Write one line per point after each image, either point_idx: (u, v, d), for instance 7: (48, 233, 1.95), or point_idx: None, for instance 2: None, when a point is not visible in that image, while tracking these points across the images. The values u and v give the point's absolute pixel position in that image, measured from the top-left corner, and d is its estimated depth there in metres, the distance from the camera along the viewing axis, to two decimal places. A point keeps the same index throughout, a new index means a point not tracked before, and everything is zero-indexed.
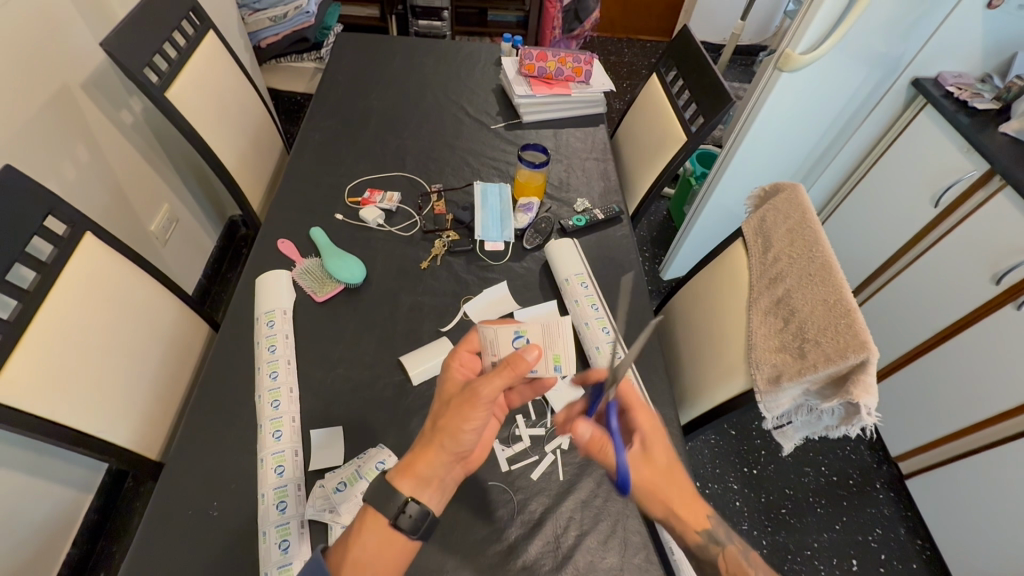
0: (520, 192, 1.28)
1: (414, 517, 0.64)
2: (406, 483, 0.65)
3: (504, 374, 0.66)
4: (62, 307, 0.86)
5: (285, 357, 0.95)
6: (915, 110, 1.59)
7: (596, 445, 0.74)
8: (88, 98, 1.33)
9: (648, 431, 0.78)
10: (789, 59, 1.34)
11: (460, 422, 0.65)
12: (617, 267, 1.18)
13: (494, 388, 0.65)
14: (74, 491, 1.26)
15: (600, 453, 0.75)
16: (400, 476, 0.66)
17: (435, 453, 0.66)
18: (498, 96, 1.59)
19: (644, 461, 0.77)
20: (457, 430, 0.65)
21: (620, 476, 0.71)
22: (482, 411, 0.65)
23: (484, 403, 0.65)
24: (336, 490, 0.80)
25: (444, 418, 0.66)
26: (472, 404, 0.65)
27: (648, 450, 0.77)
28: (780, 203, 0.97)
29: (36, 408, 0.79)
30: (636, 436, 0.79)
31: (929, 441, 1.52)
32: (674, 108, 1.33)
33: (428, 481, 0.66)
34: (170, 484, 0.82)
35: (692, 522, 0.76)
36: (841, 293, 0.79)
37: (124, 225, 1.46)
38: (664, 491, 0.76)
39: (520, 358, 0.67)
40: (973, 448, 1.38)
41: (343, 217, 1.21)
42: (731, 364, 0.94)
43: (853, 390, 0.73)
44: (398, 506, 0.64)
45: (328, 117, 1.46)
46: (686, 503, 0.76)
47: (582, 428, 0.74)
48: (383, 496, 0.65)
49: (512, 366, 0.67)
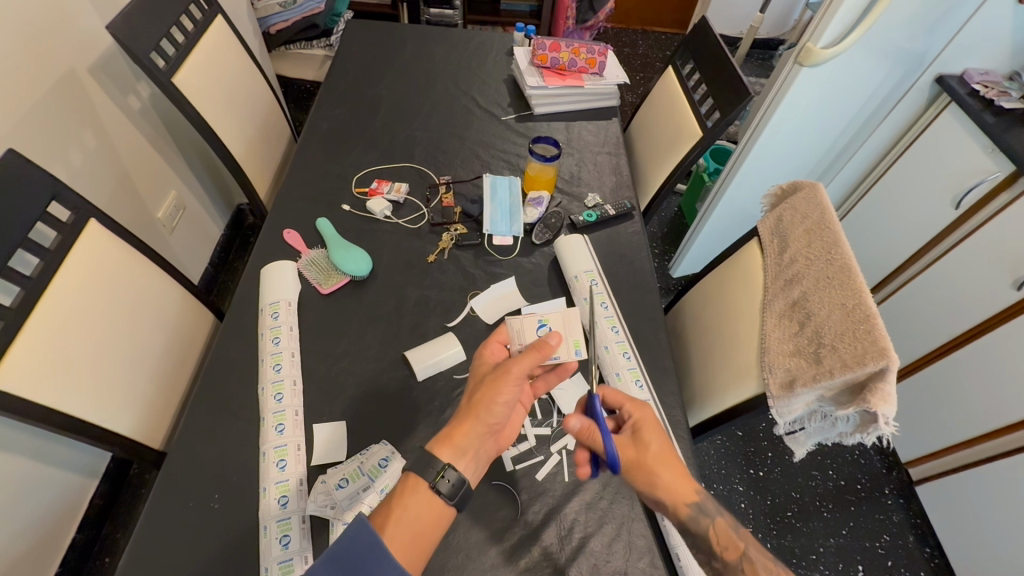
0: (530, 186, 1.25)
1: (452, 483, 0.63)
2: (445, 451, 0.66)
3: (532, 354, 0.72)
4: (66, 294, 0.85)
5: (289, 349, 0.94)
6: (938, 109, 1.54)
7: (586, 434, 0.74)
8: (95, 82, 1.32)
9: (639, 417, 0.79)
10: (810, 53, 1.30)
11: (496, 395, 0.69)
12: (627, 264, 1.16)
13: (523, 365, 0.71)
14: (79, 477, 1.27)
15: (589, 441, 0.75)
16: (439, 445, 0.66)
17: (471, 423, 0.68)
18: (509, 86, 1.56)
19: (632, 444, 0.77)
20: (493, 402, 0.69)
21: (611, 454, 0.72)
22: (513, 386, 0.70)
23: (514, 377, 0.70)
24: (338, 489, 0.78)
25: (481, 392, 0.70)
26: (503, 379, 0.70)
27: (638, 435, 0.77)
28: (797, 203, 0.94)
29: (37, 395, 0.78)
30: (628, 424, 0.80)
31: (940, 448, 1.50)
32: (690, 103, 1.29)
33: (465, 451, 0.67)
34: (172, 476, 0.81)
35: (681, 495, 0.73)
36: (860, 298, 0.76)
37: (130, 211, 1.45)
38: (653, 470, 0.74)
39: (545, 342, 0.73)
40: (987, 456, 1.36)
41: (350, 207, 1.19)
42: (743, 368, 0.92)
43: (870, 399, 0.71)
44: (438, 470, 0.64)
45: (338, 105, 1.43)
46: (674, 478, 0.74)
47: (571, 420, 0.74)
48: (422, 463, 0.65)
49: (541, 348, 0.72)
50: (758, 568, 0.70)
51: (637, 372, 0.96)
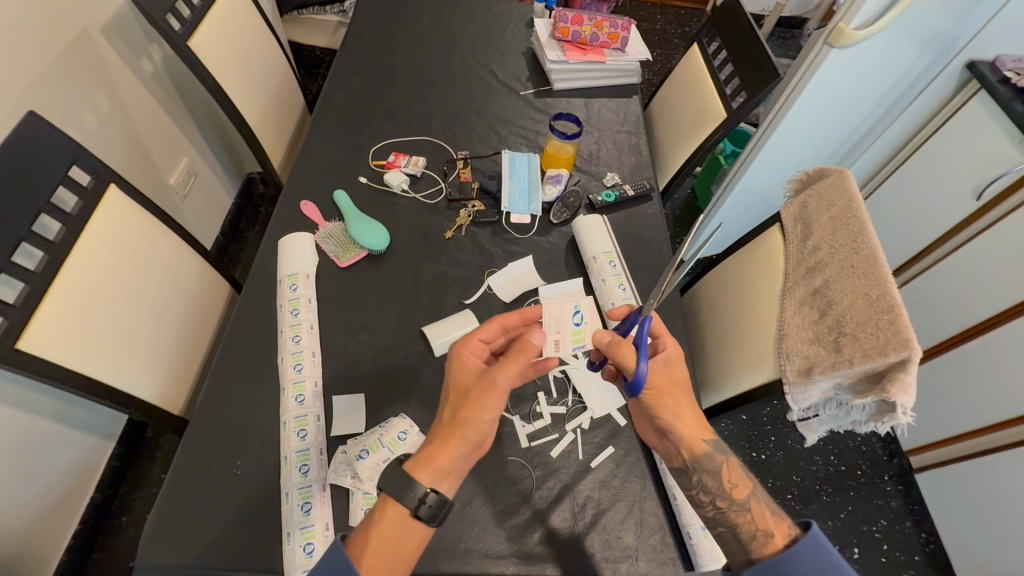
0: (548, 164, 1.24)
1: (434, 507, 0.63)
2: (426, 476, 0.64)
3: (516, 360, 0.69)
4: (88, 260, 0.85)
5: (308, 321, 0.94)
6: (967, 95, 1.51)
7: (617, 348, 0.76)
8: (108, 44, 1.29)
9: (673, 353, 0.79)
10: (840, 34, 1.26)
11: (481, 413, 0.66)
12: (645, 246, 1.15)
13: (508, 375, 0.68)
14: (98, 439, 1.30)
15: (618, 356, 0.76)
16: (419, 468, 0.65)
17: (457, 445, 0.66)
18: (528, 60, 1.52)
19: (664, 370, 0.78)
20: (479, 420, 0.66)
21: (637, 376, 0.73)
22: (499, 401, 0.68)
23: (500, 390, 0.67)
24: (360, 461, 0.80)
25: (464, 410, 0.67)
26: (489, 393, 0.67)
27: (670, 364, 0.78)
28: (822, 189, 0.93)
29: (62, 358, 0.79)
30: (661, 354, 0.80)
31: (951, 436, 1.52)
32: (714, 82, 1.26)
33: (447, 473, 0.66)
34: (195, 442, 0.83)
35: (697, 432, 0.75)
36: (885, 288, 0.76)
37: (143, 177, 1.44)
38: (679, 399, 0.76)
39: (529, 343, 0.70)
40: (996, 446, 1.38)
41: (367, 180, 1.18)
42: (759, 353, 0.92)
43: (890, 389, 0.71)
44: (420, 497, 0.63)
45: (354, 75, 1.41)
46: (691, 416, 0.76)
47: (601, 334, 0.77)
48: (398, 486, 0.63)
49: (524, 352, 0.70)
50: (763, 507, 0.70)
51: None
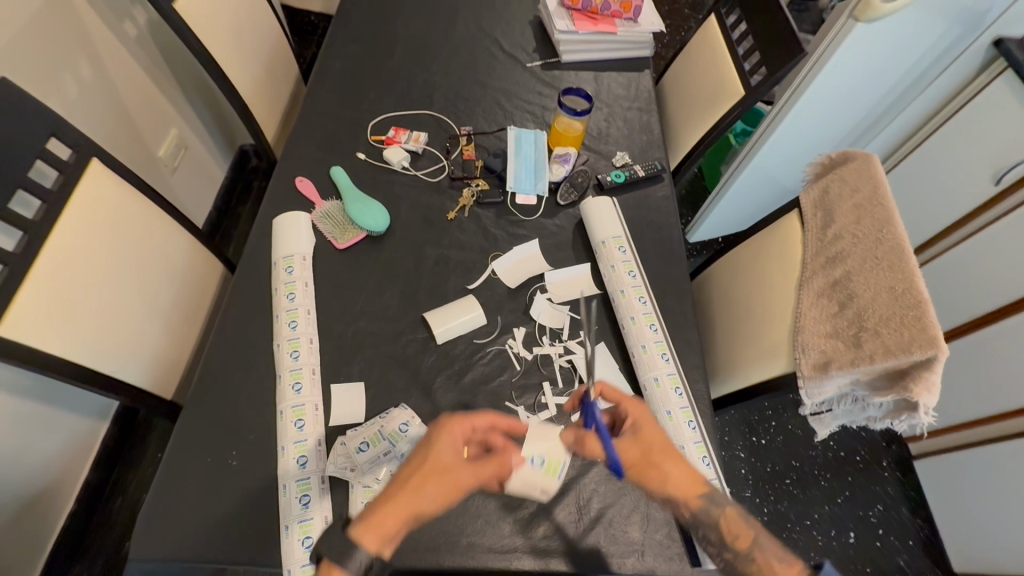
0: (556, 141, 1.18)
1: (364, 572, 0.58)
2: (370, 538, 0.57)
3: (491, 468, 0.64)
4: (70, 240, 0.80)
5: (305, 306, 0.90)
6: (993, 75, 1.45)
7: (583, 445, 0.69)
8: (88, 5, 1.21)
9: (637, 417, 0.72)
10: (867, 7, 1.19)
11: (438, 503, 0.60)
12: (655, 230, 1.11)
13: (470, 476, 0.62)
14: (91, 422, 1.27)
15: (588, 451, 0.69)
16: (363, 529, 0.58)
17: (404, 515, 0.59)
18: (535, 29, 1.44)
19: (635, 443, 0.70)
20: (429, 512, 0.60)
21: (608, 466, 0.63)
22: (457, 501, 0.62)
23: (449, 474, 0.61)
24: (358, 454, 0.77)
25: (423, 494, 0.60)
26: (439, 476, 0.61)
27: (638, 432, 0.70)
28: (846, 173, 0.88)
29: (45, 344, 0.75)
30: (627, 422, 0.73)
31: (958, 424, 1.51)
32: (732, 56, 1.20)
33: (392, 541, 0.59)
34: (188, 431, 0.80)
35: (691, 489, 0.69)
36: (913, 282, 0.72)
37: (130, 149, 1.38)
38: (663, 466, 0.68)
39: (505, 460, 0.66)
40: (1001, 435, 1.37)
41: (365, 156, 1.12)
42: (773, 345, 0.89)
43: (913, 388, 0.69)
44: (360, 562, 0.57)
45: (351, 42, 1.33)
46: (682, 474, 0.69)
47: (564, 436, 0.71)
48: (342, 551, 0.57)
49: (500, 466, 0.65)
50: (769, 556, 0.66)
51: (663, 345, 0.91)
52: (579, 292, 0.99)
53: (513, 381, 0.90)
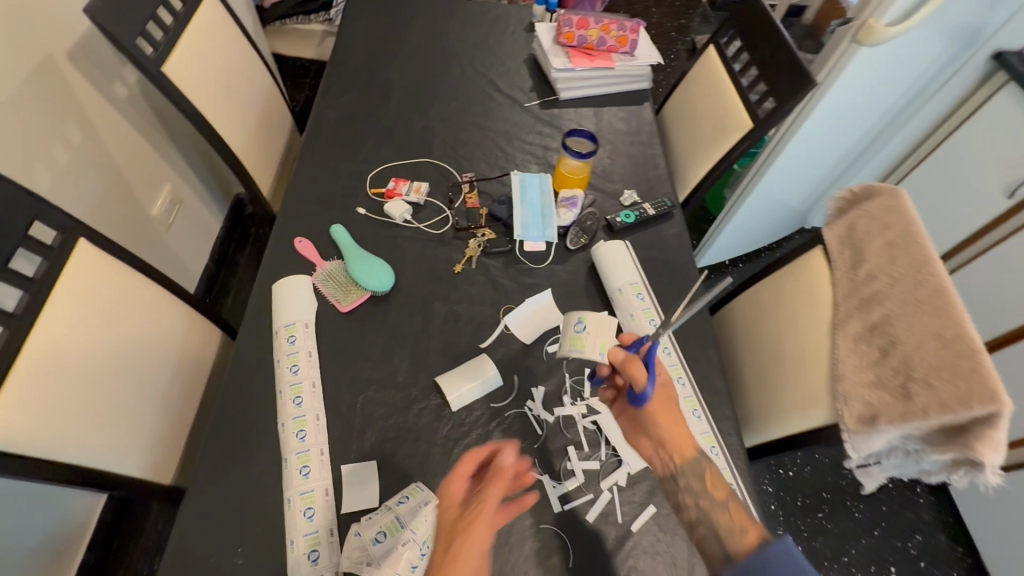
0: (561, 184, 1.14)
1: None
2: None
3: (498, 484, 0.61)
4: (54, 330, 0.75)
5: (310, 378, 0.85)
6: (994, 87, 1.46)
7: (627, 365, 0.72)
8: (75, 70, 1.18)
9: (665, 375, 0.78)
10: (870, 32, 1.17)
11: (465, 551, 0.56)
12: (672, 271, 1.06)
13: (492, 502, 0.60)
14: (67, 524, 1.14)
15: (630, 371, 0.72)
16: None
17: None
18: (531, 68, 1.43)
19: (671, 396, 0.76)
20: (457, 559, 0.55)
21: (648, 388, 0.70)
22: (488, 532, 0.58)
23: (484, 523, 0.58)
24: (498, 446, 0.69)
25: (456, 543, 0.57)
26: (471, 528, 0.58)
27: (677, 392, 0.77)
28: (874, 209, 0.84)
29: (27, 447, 0.69)
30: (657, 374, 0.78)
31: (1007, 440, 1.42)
32: (737, 88, 1.17)
33: None
34: (187, 530, 0.73)
35: (682, 441, 0.71)
36: (961, 329, 0.67)
37: (122, 210, 1.34)
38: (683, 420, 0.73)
39: (502, 468, 0.62)
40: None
41: (365, 210, 1.08)
42: (810, 394, 0.84)
43: (977, 447, 0.63)
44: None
45: (345, 92, 1.31)
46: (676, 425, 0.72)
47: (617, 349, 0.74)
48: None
49: (496, 479, 0.62)
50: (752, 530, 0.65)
51: (693, 400, 0.90)
52: None
53: (535, 449, 0.84)
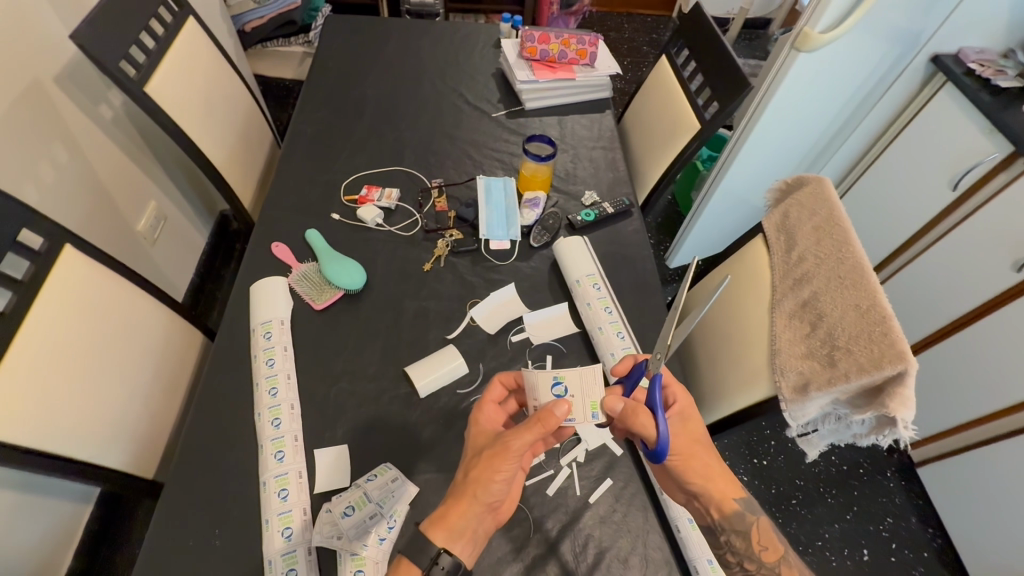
0: (525, 186, 1.21)
1: (447, 570, 0.62)
2: (439, 535, 0.63)
3: (535, 429, 0.66)
4: (41, 329, 0.80)
5: (285, 371, 0.90)
6: (935, 88, 1.54)
7: (632, 418, 0.71)
8: (63, 93, 1.25)
9: (683, 405, 0.79)
10: (807, 38, 1.27)
11: (492, 473, 0.66)
12: (630, 264, 1.13)
13: (525, 441, 0.66)
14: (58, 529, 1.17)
15: (637, 425, 0.71)
16: (433, 526, 0.64)
17: (469, 505, 0.65)
18: (498, 81, 1.51)
19: (681, 429, 0.77)
20: (490, 481, 0.66)
21: (660, 443, 0.70)
22: (513, 462, 0.67)
23: (515, 454, 0.66)
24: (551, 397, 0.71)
25: (477, 469, 0.67)
26: (504, 456, 0.66)
27: (685, 421, 0.78)
28: (803, 198, 0.91)
29: (18, 437, 0.74)
30: (673, 408, 0.79)
31: (958, 423, 1.45)
32: (686, 94, 1.26)
33: (461, 533, 0.64)
34: (167, 514, 0.77)
35: (728, 492, 0.75)
36: (875, 299, 0.74)
37: (108, 226, 1.39)
38: (705, 458, 0.76)
39: (549, 414, 0.66)
40: (1008, 431, 1.31)
41: (340, 216, 1.15)
42: (753, 369, 0.90)
43: (889, 403, 0.69)
44: (431, 557, 0.62)
45: (321, 107, 1.38)
46: (720, 475, 0.75)
47: (614, 402, 0.72)
48: (416, 548, 0.63)
49: (542, 422, 0.66)
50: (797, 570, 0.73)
51: None
52: (559, 332, 1.00)
53: None
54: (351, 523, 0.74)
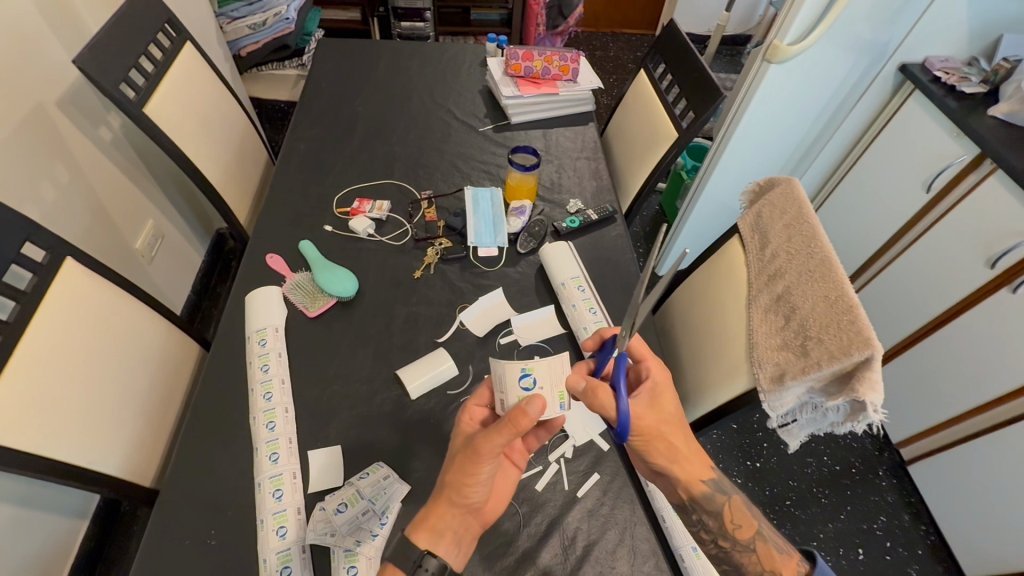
0: (512, 196, 1.26)
1: (433, 572, 0.65)
2: (423, 537, 0.67)
3: (506, 431, 0.65)
4: (43, 339, 0.83)
5: (279, 376, 0.92)
6: (904, 96, 1.61)
7: (593, 396, 0.73)
8: (64, 116, 1.30)
9: (657, 382, 0.79)
10: (777, 50, 1.33)
11: (466, 478, 0.67)
12: (613, 267, 1.16)
13: (495, 444, 0.65)
14: (53, 544, 1.17)
15: (598, 403, 0.73)
16: (417, 530, 0.68)
17: (446, 507, 0.68)
18: (485, 97, 1.57)
19: (650, 410, 0.76)
20: (464, 484, 0.67)
21: (620, 420, 0.71)
22: (487, 465, 0.66)
23: (486, 458, 0.66)
24: (518, 391, 0.73)
25: (452, 473, 0.68)
26: (476, 460, 0.66)
27: (654, 400, 0.78)
28: (775, 198, 0.96)
29: (19, 442, 0.76)
30: (647, 386, 0.80)
31: (943, 420, 1.48)
32: (664, 104, 1.31)
33: (442, 534, 0.67)
34: (164, 516, 0.79)
35: (697, 473, 0.76)
36: (842, 289, 0.77)
37: (106, 244, 1.42)
38: (670, 439, 0.76)
39: (520, 414, 0.64)
40: (990, 425, 1.34)
41: (333, 228, 1.18)
42: (733, 364, 0.93)
43: (858, 388, 0.72)
44: (416, 560, 0.65)
45: (314, 125, 1.43)
46: (690, 453, 0.77)
47: (576, 380, 0.75)
48: (401, 553, 0.66)
49: (513, 423, 0.64)
50: (770, 546, 0.75)
51: None
52: (546, 334, 1.03)
53: None
54: (345, 520, 0.76)
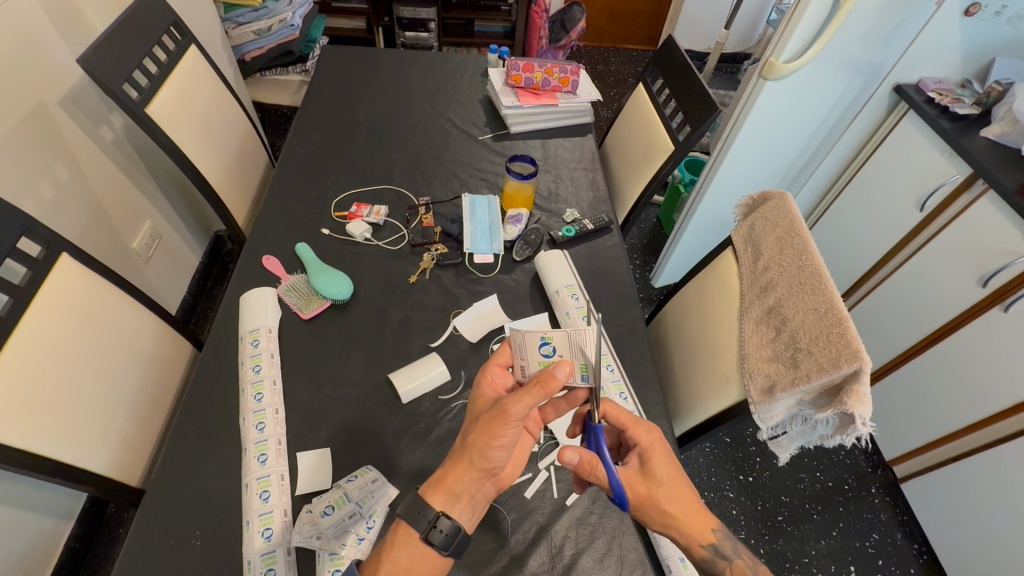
0: (509, 204, 1.27)
1: (446, 533, 0.66)
2: (438, 498, 0.67)
3: (534, 393, 0.65)
4: (36, 335, 0.83)
5: (270, 377, 0.92)
6: (898, 115, 1.63)
7: (587, 471, 0.72)
8: (66, 114, 1.31)
9: (646, 446, 0.78)
10: (773, 67, 1.35)
11: (489, 439, 0.66)
12: (608, 276, 1.17)
13: (524, 406, 0.65)
14: (36, 546, 1.16)
15: (592, 477, 0.72)
16: (432, 491, 0.68)
17: (465, 468, 0.68)
18: (485, 107, 1.59)
19: (643, 479, 0.76)
20: (487, 447, 0.66)
21: (617, 493, 0.70)
22: (512, 428, 0.66)
23: (514, 420, 0.65)
24: (539, 357, 0.74)
25: (475, 434, 0.68)
26: (502, 421, 0.66)
27: (646, 466, 0.77)
28: (769, 211, 0.97)
29: (9, 437, 0.75)
30: (636, 453, 0.78)
31: (935, 438, 1.48)
32: (661, 117, 1.33)
33: (458, 496, 0.68)
34: (148, 515, 0.78)
35: (698, 536, 0.75)
36: (832, 302, 0.78)
37: (102, 242, 1.42)
38: (673, 516, 0.75)
39: (550, 376, 0.66)
40: (983, 444, 1.34)
41: (329, 231, 1.19)
42: (724, 375, 0.93)
43: (847, 400, 0.71)
44: (430, 521, 0.66)
45: (314, 130, 1.44)
46: (689, 517, 0.75)
47: (570, 455, 0.71)
48: (415, 512, 0.67)
49: (543, 384, 0.66)
50: None
51: (621, 384, 0.96)
52: None
53: None
54: (334, 523, 0.76)
